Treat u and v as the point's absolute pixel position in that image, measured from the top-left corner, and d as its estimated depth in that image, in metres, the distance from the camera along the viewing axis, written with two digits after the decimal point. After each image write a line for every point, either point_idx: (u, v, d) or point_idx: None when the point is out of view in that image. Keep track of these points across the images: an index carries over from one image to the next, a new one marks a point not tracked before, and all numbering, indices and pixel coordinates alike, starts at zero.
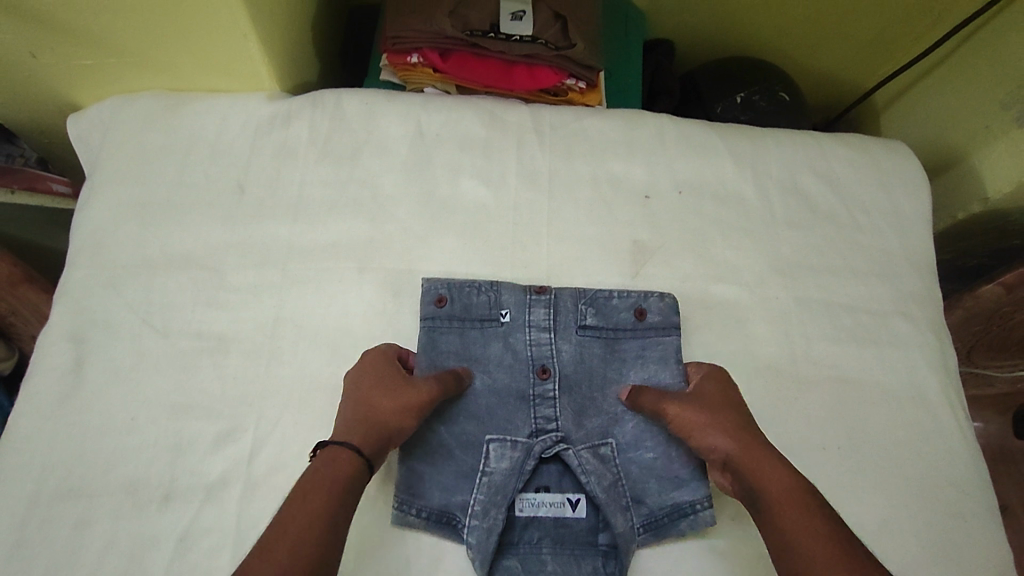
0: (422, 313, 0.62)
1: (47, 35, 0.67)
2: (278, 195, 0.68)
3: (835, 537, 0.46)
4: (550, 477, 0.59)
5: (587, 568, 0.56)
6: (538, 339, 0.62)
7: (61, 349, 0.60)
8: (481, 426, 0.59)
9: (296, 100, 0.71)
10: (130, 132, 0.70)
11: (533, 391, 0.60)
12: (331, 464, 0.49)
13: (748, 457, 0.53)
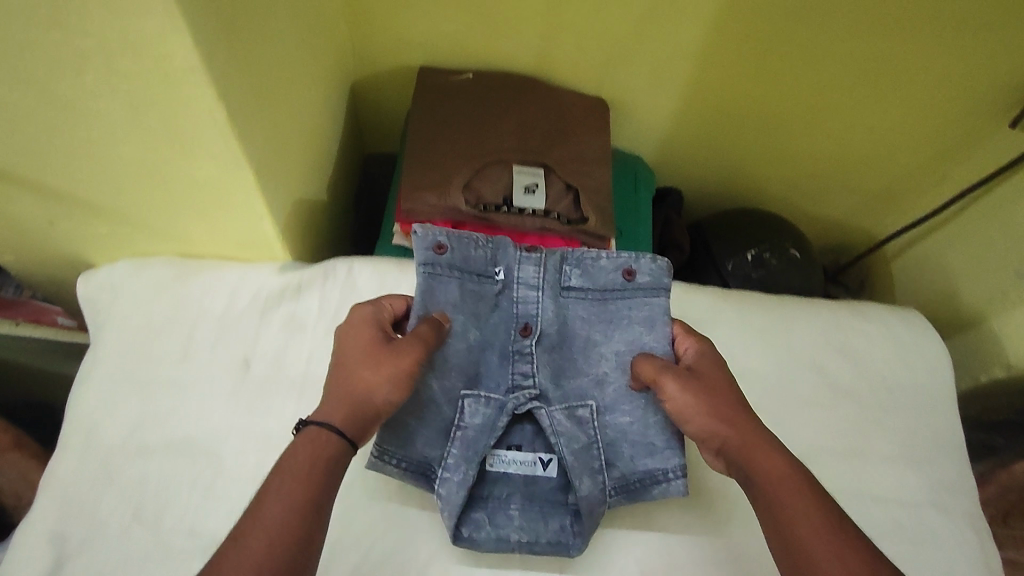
0: (421, 259, 0.60)
1: (66, 209, 0.67)
2: (284, 372, 0.66)
3: (831, 528, 0.48)
4: (523, 436, 0.63)
5: (554, 525, 0.61)
6: (525, 296, 0.63)
7: (41, 549, 0.57)
8: (458, 381, 0.61)
9: (307, 270, 0.71)
10: (138, 303, 0.70)
11: (512, 347, 0.62)
12: (310, 445, 0.49)
13: (746, 444, 0.54)
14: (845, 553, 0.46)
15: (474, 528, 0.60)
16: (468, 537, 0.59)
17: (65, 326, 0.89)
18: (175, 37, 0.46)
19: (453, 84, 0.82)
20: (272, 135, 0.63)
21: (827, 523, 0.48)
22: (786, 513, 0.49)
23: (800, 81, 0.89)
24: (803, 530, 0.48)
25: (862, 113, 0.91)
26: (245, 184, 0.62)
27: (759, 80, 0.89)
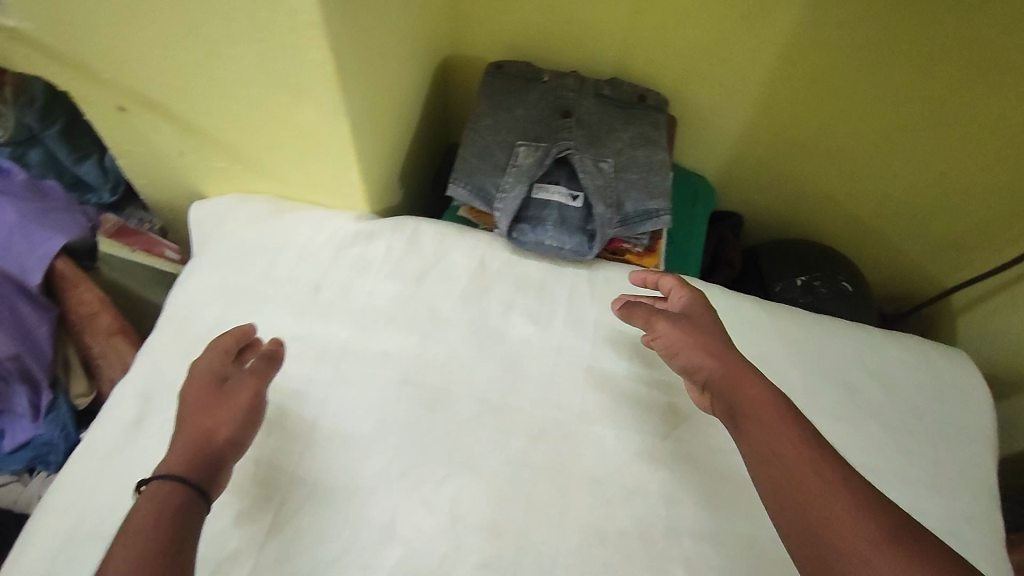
0: (487, 71, 0.86)
1: (196, 141, 0.80)
2: (346, 301, 0.74)
3: (799, 438, 0.53)
4: (560, 178, 0.80)
5: (576, 239, 0.77)
6: (565, 92, 0.84)
7: (130, 404, 0.68)
8: (516, 136, 0.81)
9: (380, 221, 0.80)
10: (235, 228, 0.80)
11: (553, 123, 0.82)
12: (154, 500, 0.50)
13: (732, 375, 0.60)
14: (819, 464, 0.51)
15: (521, 235, 0.77)
16: (516, 239, 0.77)
17: (171, 260, 1.00)
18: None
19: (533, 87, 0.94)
20: (369, 98, 0.73)
21: (805, 437, 0.54)
22: (763, 433, 0.55)
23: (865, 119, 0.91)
24: (774, 438, 0.54)
25: (933, 159, 0.93)
26: (340, 135, 0.72)
27: (833, 113, 0.92)
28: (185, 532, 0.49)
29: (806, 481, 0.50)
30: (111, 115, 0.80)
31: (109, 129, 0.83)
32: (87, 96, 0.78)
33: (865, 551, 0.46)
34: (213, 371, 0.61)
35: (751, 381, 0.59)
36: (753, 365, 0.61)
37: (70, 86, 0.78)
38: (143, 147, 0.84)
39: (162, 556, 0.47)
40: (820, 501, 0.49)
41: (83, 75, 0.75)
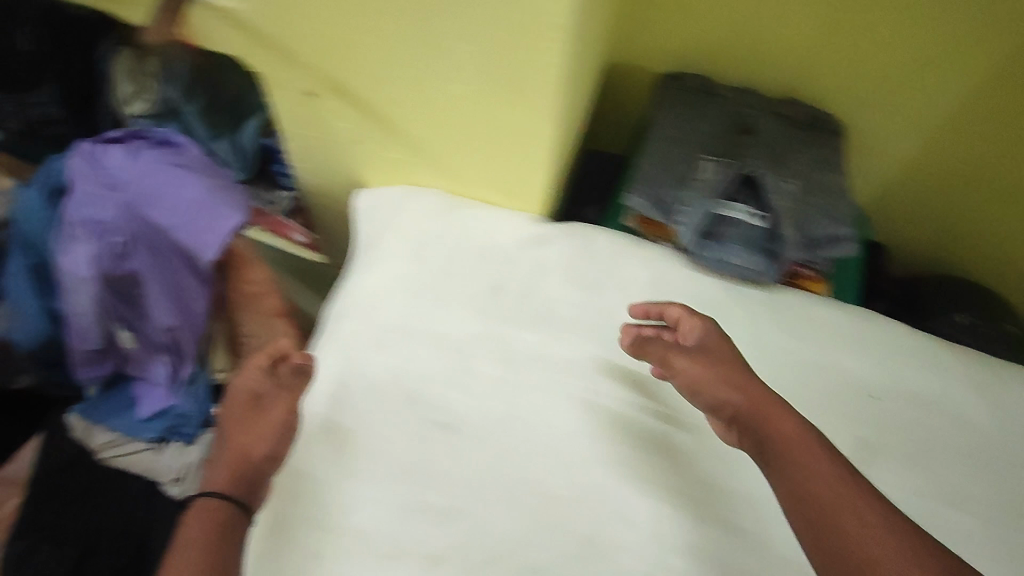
0: (664, 83, 0.86)
1: (378, 131, 0.80)
2: (528, 305, 0.75)
3: (832, 476, 0.56)
4: (743, 195, 0.78)
5: (761, 260, 0.75)
6: (746, 109, 0.83)
7: (325, 389, 0.70)
8: (697, 150, 0.80)
9: (556, 226, 0.79)
10: (413, 221, 0.81)
11: (734, 139, 0.80)
12: (200, 518, 0.60)
13: (759, 411, 0.62)
14: (856, 507, 0.54)
15: (703, 251, 0.76)
16: (700, 256, 0.76)
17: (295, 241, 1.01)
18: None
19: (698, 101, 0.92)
20: (568, 101, 0.72)
21: (839, 476, 0.56)
22: (797, 472, 0.57)
23: (957, 157, 0.91)
24: (807, 477, 0.56)
25: None
26: (540, 135, 0.71)
27: (1006, 147, 0.88)
28: (227, 545, 0.59)
29: (845, 521, 0.54)
30: (298, 99, 0.80)
31: (288, 112, 0.84)
32: (277, 78, 0.79)
33: None
34: (251, 389, 0.69)
35: (782, 417, 0.61)
36: (778, 398, 0.63)
37: (262, 68, 0.78)
38: (317, 132, 0.85)
39: (212, 564, 0.57)
40: (854, 544, 0.52)
41: (281, 58, 0.75)
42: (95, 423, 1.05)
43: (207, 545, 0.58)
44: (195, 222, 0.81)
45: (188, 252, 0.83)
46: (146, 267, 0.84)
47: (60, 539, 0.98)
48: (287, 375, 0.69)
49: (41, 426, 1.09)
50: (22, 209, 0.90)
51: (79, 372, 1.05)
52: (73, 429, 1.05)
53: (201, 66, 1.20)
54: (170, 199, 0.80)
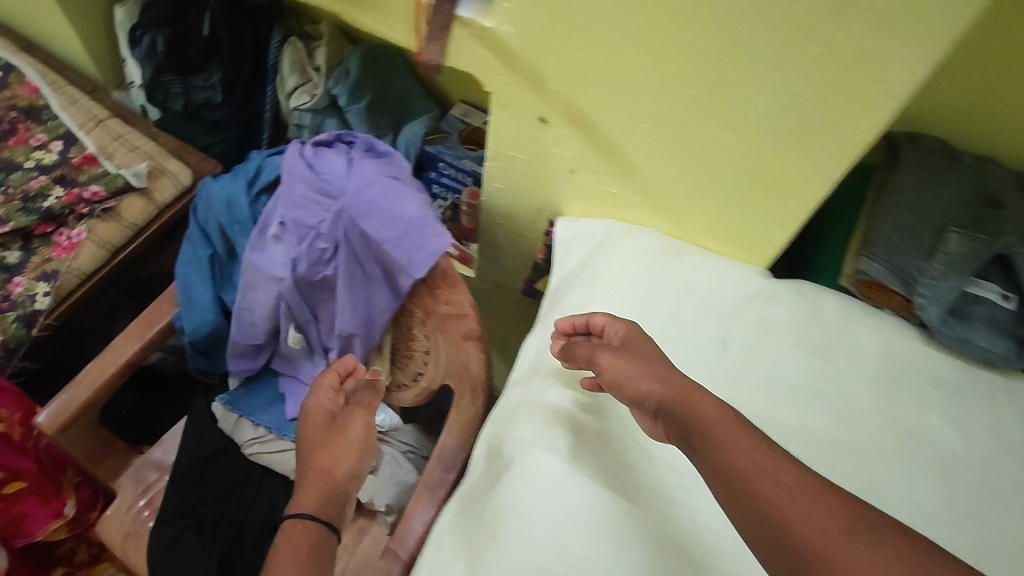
0: (901, 142, 0.80)
1: (605, 166, 0.77)
2: (755, 364, 0.73)
3: (760, 450, 0.55)
4: (994, 273, 0.71)
5: (1007, 346, 0.70)
6: (999, 177, 0.74)
7: (560, 436, 0.68)
8: (943, 219, 0.74)
9: (783, 283, 0.76)
10: (633, 260, 0.78)
11: (984, 211, 0.73)
12: (292, 532, 0.76)
13: (681, 396, 0.59)
14: (779, 473, 0.53)
15: (945, 328, 0.72)
16: (940, 333, 0.72)
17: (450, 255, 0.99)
18: (911, 61, 0.52)
19: None
20: None
21: (756, 449, 0.54)
22: (721, 453, 0.55)
23: None
24: (733, 457, 0.54)
25: None
26: (802, 197, 0.67)
27: None
28: (318, 559, 0.73)
29: (763, 488, 0.52)
30: (526, 124, 0.78)
31: (505, 134, 0.81)
32: (509, 101, 0.77)
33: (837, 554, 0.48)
34: (325, 409, 0.86)
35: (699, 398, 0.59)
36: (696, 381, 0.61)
37: (497, 89, 0.76)
38: (531, 157, 0.82)
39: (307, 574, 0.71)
40: (796, 515, 0.50)
41: (526, 83, 0.73)
42: (241, 416, 1.06)
43: (301, 557, 0.73)
44: (406, 237, 0.79)
45: (390, 265, 0.82)
46: (343, 275, 0.83)
47: (200, 530, 0.98)
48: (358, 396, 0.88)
49: (187, 409, 1.12)
50: (220, 201, 0.90)
51: (231, 364, 1.04)
52: (220, 420, 1.07)
53: (371, 64, 1.17)
54: (388, 211, 0.78)
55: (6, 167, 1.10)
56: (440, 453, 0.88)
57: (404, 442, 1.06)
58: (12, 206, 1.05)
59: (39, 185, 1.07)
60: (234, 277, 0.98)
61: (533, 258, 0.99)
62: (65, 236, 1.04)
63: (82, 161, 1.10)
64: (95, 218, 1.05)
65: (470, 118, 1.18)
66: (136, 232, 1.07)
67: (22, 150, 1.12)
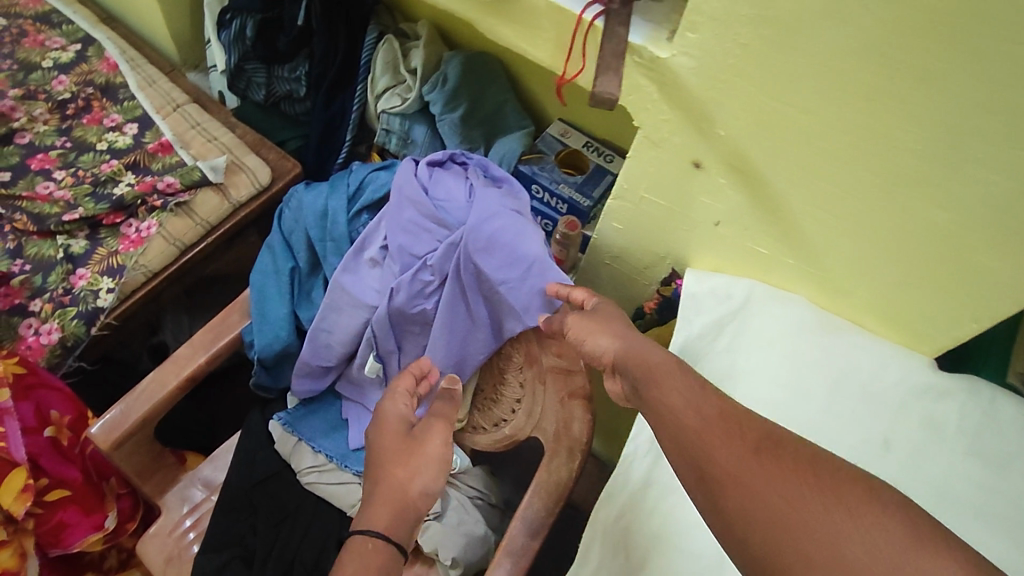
0: None
1: (762, 225, 0.68)
2: (923, 472, 0.62)
3: (693, 389, 0.54)
4: None
5: None
6: None
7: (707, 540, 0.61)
8: None
9: (955, 378, 0.67)
10: (780, 332, 0.70)
11: None
12: (360, 560, 0.60)
13: (629, 350, 0.60)
14: (701, 404, 0.52)
15: None
16: None
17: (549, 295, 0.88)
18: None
19: None
20: None
21: (681, 385, 0.54)
22: (658, 394, 0.55)
23: None
24: (663, 392, 0.54)
25: None
26: (1007, 288, 0.58)
27: None
28: None
29: (685, 420, 0.51)
30: (674, 168, 0.70)
31: (644, 172, 0.72)
32: (660, 139, 0.68)
33: (739, 474, 0.46)
34: (401, 416, 0.71)
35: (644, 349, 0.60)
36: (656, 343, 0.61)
37: (650, 126, 0.67)
38: (669, 203, 0.74)
39: None
40: (704, 439, 0.49)
41: (690, 123, 0.65)
42: (301, 442, 0.96)
43: None
44: (523, 276, 0.71)
45: (499, 307, 0.74)
46: (446, 311, 0.75)
47: (247, 563, 0.89)
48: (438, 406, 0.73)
49: (241, 424, 1.04)
50: (313, 213, 0.84)
51: (295, 382, 0.95)
52: (278, 441, 0.97)
53: (471, 74, 1.08)
54: (508, 247, 0.71)
55: (76, 147, 1.03)
56: (523, 515, 0.77)
57: (473, 486, 0.95)
58: (81, 190, 0.98)
59: (110, 170, 1.00)
60: (313, 295, 0.89)
61: (638, 304, 0.90)
62: (134, 229, 0.96)
63: (156, 148, 1.03)
64: (167, 212, 0.97)
65: (569, 139, 1.09)
66: (207, 231, 0.99)
67: (94, 130, 1.05)
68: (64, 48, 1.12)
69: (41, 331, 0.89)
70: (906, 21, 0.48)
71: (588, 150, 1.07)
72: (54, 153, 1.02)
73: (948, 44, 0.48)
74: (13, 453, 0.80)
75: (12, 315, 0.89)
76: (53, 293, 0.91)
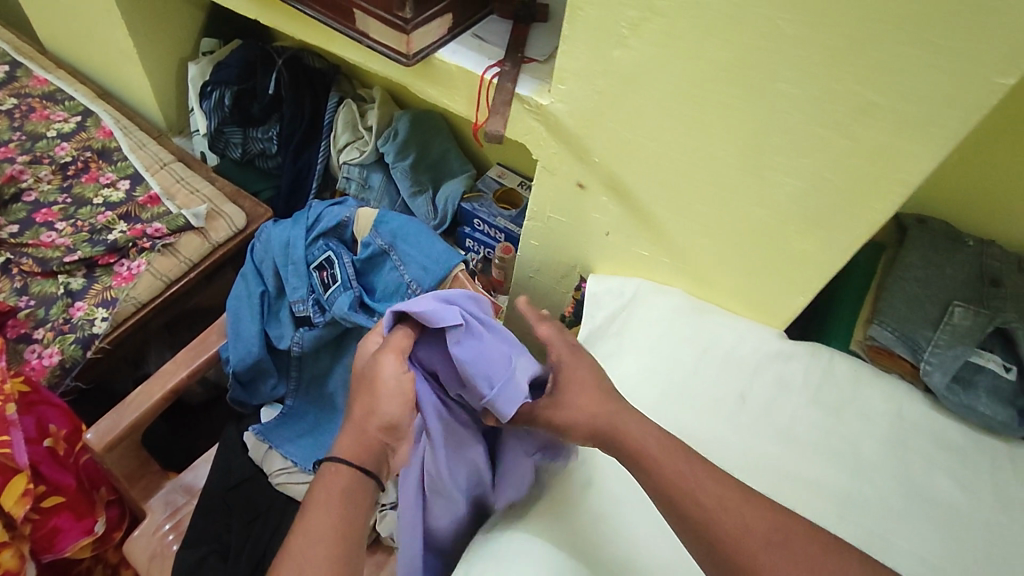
0: (904, 219, 0.88)
1: (638, 231, 0.85)
2: (772, 418, 0.77)
3: (711, 477, 0.61)
4: (995, 346, 0.77)
5: (1008, 413, 0.74)
6: (994, 261, 0.82)
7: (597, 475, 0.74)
8: (948, 293, 0.80)
9: (800, 344, 0.82)
10: (660, 316, 0.85)
11: (984, 289, 0.79)
12: (328, 485, 0.62)
13: (613, 429, 0.65)
14: (733, 499, 0.59)
15: (954, 397, 0.75)
16: (948, 400, 0.76)
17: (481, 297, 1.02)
18: (923, 157, 0.60)
19: (940, 229, 0.86)
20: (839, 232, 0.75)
21: (693, 473, 0.61)
22: (669, 481, 0.61)
23: None
24: (681, 486, 0.60)
25: None
26: (817, 268, 0.74)
27: None
28: (354, 525, 0.61)
29: (722, 520, 0.58)
30: (566, 190, 0.87)
31: (549, 196, 0.89)
32: (554, 168, 0.86)
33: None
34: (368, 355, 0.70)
35: (634, 428, 0.65)
36: (630, 408, 0.67)
37: (545, 158, 0.85)
38: (569, 219, 0.91)
39: (347, 545, 0.59)
40: (750, 542, 0.57)
41: (572, 154, 0.82)
42: (271, 449, 1.07)
43: (339, 516, 0.60)
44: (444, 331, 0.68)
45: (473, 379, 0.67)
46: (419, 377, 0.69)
47: (224, 556, 1.00)
48: (395, 342, 0.68)
49: (218, 438, 1.16)
50: (278, 243, 0.98)
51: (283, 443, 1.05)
52: (250, 449, 1.09)
53: (418, 127, 1.27)
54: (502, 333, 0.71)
55: (76, 202, 1.20)
56: None
57: None
58: (80, 237, 1.14)
59: (106, 220, 1.16)
60: (280, 314, 1.03)
61: (561, 311, 1.06)
62: (125, 267, 1.11)
63: (145, 200, 1.20)
64: (155, 252, 1.13)
65: (504, 179, 1.27)
66: (190, 267, 1.15)
67: (91, 187, 1.22)
68: (66, 120, 1.30)
69: (43, 355, 1.03)
70: (700, 68, 0.65)
71: (520, 188, 1.26)
72: (56, 208, 1.18)
73: (734, 87, 0.64)
74: (15, 458, 0.91)
75: (17, 343, 1.03)
76: (54, 323, 1.05)
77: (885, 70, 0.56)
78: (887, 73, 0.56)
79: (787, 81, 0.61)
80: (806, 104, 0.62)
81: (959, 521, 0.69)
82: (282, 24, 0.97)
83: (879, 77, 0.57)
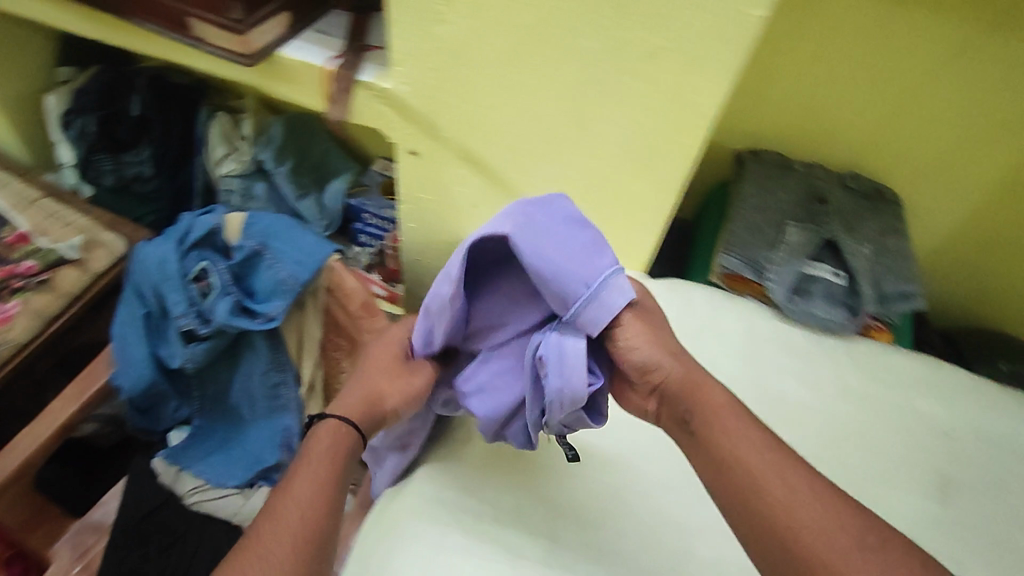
0: (744, 156, 0.96)
1: (500, 199, 0.90)
2: None
3: (760, 448, 0.62)
4: (824, 257, 0.85)
5: (840, 313, 0.83)
6: (819, 182, 0.91)
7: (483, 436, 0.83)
8: (782, 216, 0.88)
9: (659, 282, 0.88)
10: None
11: (812, 208, 0.88)
12: (328, 435, 0.76)
13: (686, 379, 0.68)
14: (785, 468, 0.60)
15: (796, 307, 0.83)
16: (791, 311, 0.83)
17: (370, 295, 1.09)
18: (712, 90, 0.67)
19: (771, 160, 0.94)
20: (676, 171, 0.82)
21: (747, 435, 0.63)
22: (722, 432, 0.64)
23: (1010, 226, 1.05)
24: (729, 442, 0.63)
25: None
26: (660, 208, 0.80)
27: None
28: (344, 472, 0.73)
29: (772, 488, 0.59)
30: (427, 169, 0.90)
31: (414, 178, 0.92)
32: (413, 149, 0.89)
33: (836, 540, 0.56)
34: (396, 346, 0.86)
35: (706, 384, 0.68)
36: (697, 364, 0.71)
37: (401, 141, 0.88)
38: (436, 198, 0.94)
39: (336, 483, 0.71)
40: (788, 504, 0.58)
41: (423, 133, 0.86)
42: (183, 470, 1.08)
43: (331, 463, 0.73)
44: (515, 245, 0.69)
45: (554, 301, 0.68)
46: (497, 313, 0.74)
47: None
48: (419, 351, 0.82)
49: (127, 471, 1.14)
50: (151, 263, 0.94)
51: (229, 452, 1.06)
52: (160, 475, 1.07)
53: (293, 131, 1.27)
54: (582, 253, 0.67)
55: None
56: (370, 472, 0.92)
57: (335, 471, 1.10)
58: None
59: None
60: (167, 334, 1.00)
61: None
62: None
63: (14, 240, 1.14)
64: (30, 291, 1.09)
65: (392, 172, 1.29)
66: (71, 301, 1.12)
67: None
68: None
69: None
70: (512, 33, 0.69)
71: None
72: None
73: (545, 47, 0.69)
74: None
75: None
76: None
77: (663, 15, 0.62)
78: (665, 17, 0.62)
79: (587, 36, 0.66)
80: (607, 55, 0.67)
81: (808, 416, 0.77)
82: (123, 40, 0.96)
83: (660, 21, 0.63)
